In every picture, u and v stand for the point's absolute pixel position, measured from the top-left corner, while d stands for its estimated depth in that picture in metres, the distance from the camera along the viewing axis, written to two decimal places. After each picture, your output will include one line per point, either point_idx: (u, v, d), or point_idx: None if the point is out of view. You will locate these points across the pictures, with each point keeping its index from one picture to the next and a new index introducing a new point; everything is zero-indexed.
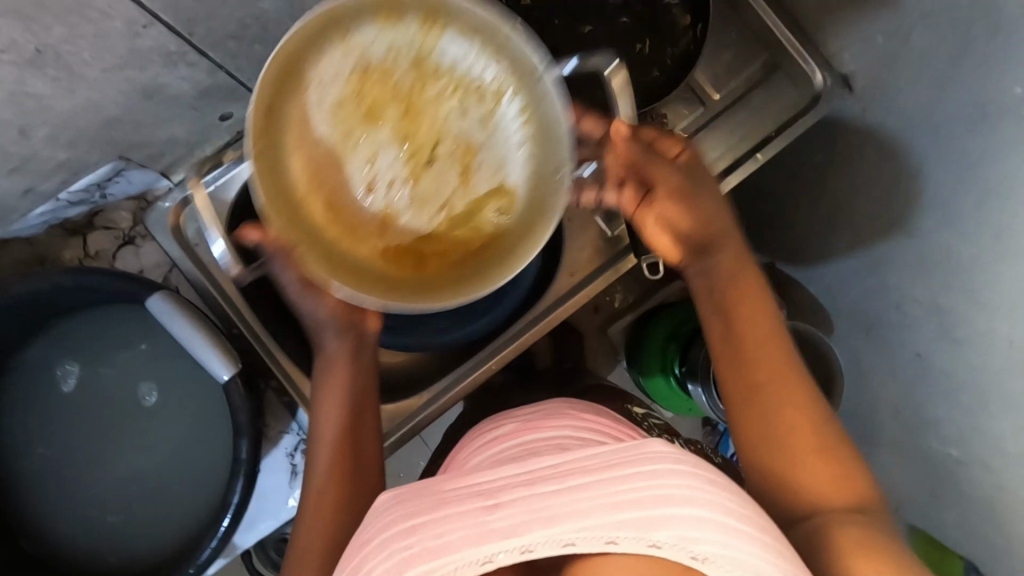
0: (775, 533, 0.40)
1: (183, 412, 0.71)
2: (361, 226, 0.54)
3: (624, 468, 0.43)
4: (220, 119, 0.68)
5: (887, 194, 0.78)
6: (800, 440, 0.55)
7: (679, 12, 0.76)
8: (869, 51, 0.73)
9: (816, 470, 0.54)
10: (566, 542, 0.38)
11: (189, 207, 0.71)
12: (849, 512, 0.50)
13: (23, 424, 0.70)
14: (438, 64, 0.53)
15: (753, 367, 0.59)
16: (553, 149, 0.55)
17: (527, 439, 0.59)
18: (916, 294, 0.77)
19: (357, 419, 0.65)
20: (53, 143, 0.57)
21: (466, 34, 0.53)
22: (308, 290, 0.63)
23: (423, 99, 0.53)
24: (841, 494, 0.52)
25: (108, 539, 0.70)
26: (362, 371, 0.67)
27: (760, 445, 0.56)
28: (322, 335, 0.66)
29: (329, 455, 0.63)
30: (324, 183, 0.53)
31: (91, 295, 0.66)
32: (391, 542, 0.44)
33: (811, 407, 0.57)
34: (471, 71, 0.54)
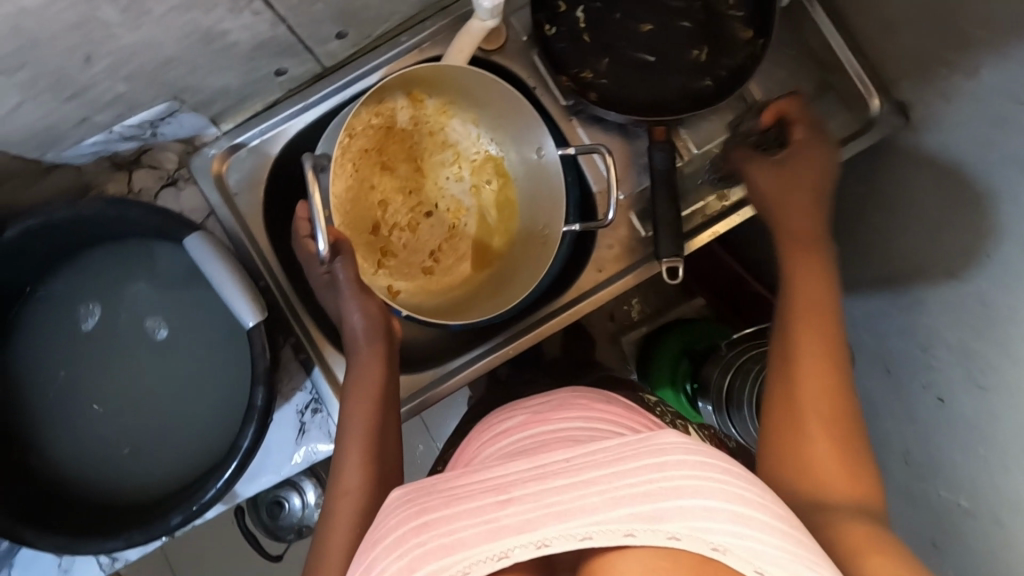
0: (796, 528, 0.41)
1: (202, 353, 0.73)
2: (377, 247, 0.78)
3: (635, 460, 0.42)
4: (275, 74, 0.71)
5: (929, 230, 0.76)
6: (817, 419, 0.57)
7: (741, 26, 0.76)
8: (930, 82, 0.72)
9: (823, 453, 0.55)
10: (582, 536, 0.38)
11: (234, 155, 0.74)
12: (856, 511, 0.49)
13: (45, 344, 0.72)
14: (448, 138, 0.79)
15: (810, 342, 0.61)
16: (531, 218, 0.78)
17: (535, 430, 0.58)
18: (946, 336, 0.75)
19: (383, 419, 0.67)
20: (112, 75, 0.57)
21: (469, 127, 0.78)
22: (360, 292, 0.69)
23: (433, 166, 0.79)
24: (849, 496, 0.51)
25: (111, 470, 0.71)
26: (391, 376, 0.70)
27: (780, 414, 0.59)
28: (356, 338, 0.69)
29: (356, 455, 0.64)
30: (350, 211, 0.75)
31: (125, 226, 0.67)
32: (400, 540, 0.43)
33: (846, 408, 0.57)
34: (468, 154, 0.80)
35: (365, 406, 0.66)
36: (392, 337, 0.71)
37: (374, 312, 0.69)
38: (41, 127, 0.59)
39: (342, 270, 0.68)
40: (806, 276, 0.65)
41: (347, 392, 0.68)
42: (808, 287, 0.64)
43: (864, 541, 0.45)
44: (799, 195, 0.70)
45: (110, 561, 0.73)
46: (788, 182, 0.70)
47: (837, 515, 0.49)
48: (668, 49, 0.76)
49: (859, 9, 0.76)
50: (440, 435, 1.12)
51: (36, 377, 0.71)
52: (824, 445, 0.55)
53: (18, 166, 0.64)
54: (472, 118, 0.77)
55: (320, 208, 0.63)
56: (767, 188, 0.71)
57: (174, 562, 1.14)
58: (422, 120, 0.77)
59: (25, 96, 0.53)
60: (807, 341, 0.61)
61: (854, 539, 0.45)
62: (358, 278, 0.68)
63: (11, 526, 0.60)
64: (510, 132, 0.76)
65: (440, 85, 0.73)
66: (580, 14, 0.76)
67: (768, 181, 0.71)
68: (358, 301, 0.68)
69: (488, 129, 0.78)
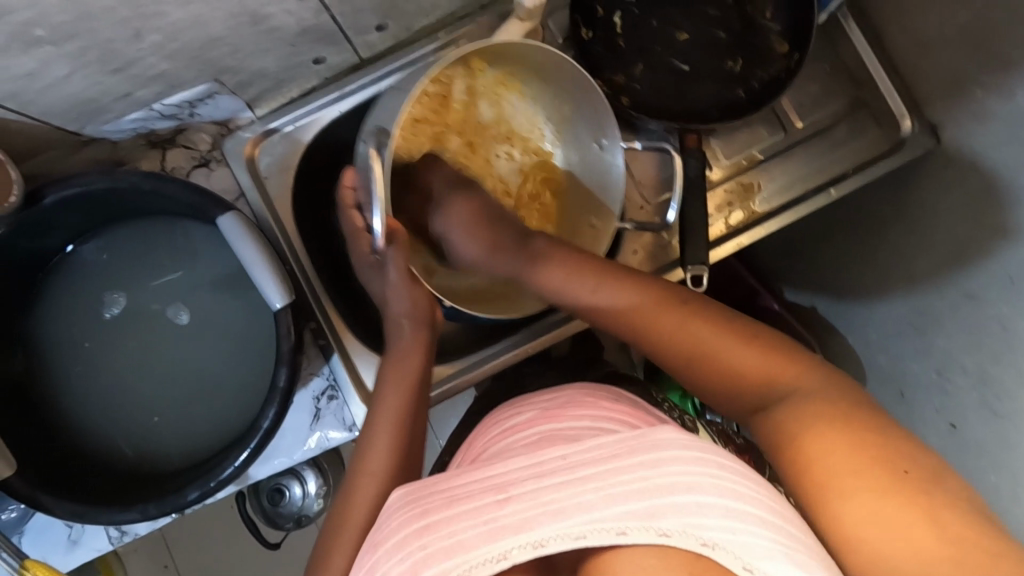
0: (790, 525, 0.41)
1: (224, 332, 0.74)
2: None
3: (630, 458, 0.43)
4: (313, 62, 0.72)
5: (950, 252, 0.76)
6: (716, 334, 0.53)
7: (776, 39, 0.76)
8: (964, 104, 0.72)
9: (746, 360, 0.52)
10: (577, 536, 0.39)
11: (268, 140, 0.75)
12: (806, 399, 0.48)
13: (72, 312, 0.73)
14: (506, 115, 0.80)
15: (685, 344, 0.54)
16: (584, 208, 0.79)
17: (549, 426, 0.57)
18: (963, 361, 0.75)
19: (416, 408, 0.67)
20: (159, 51, 0.58)
21: (527, 105, 0.80)
22: (410, 282, 0.69)
23: (484, 143, 0.81)
24: (795, 385, 0.49)
25: (134, 440, 0.73)
26: (428, 367, 0.70)
27: (721, 386, 0.53)
28: (402, 327, 0.70)
29: (387, 438, 0.65)
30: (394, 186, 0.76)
31: (157, 200, 0.68)
32: (404, 542, 0.43)
33: (746, 331, 0.53)
34: (522, 132, 0.81)
35: (400, 395, 0.67)
36: (436, 328, 0.71)
37: (421, 302, 0.70)
38: (84, 97, 0.60)
39: (392, 259, 0.68)
40: (569, 284, 0.62)
41: (384, 379, 0.68)
42: (593, 286, 0.61)
43: (852, 470, 0.42)
44: (495, 235, 0.69)
45: (118, 536, 0.73)
46: (480, 224, 0.70)
47: (798, 415, 0.47)
48: (702, 59, 0.77)
49: (895, 29, 0.76)
50: (444, 433, 1.12)
51: (60, 347, 0.73)
52: (742, 350, 0.52)
53: (59, 136, 0.66)
54: (532, 96, 0.79)
55: (380, 181, 0.62)
56: (482, 255, 0.69)
57: (171, 542, 1.14)
58: (481, 91, 0.78)
59: (74, 66, 0.55)
60: (631, 313, 0.57)
61: (844, 465, 0.42)
62: (408, 268, 0.69)
63: (30, 492, 0.61)
64: (571, 119, 0.78)
65: (506, 59, 0.73)
66: (616, 19, 0.76)
67: (475, 243, 0.69)
68: (408, 289, 0.69)
69: (547, 111, 0.79)
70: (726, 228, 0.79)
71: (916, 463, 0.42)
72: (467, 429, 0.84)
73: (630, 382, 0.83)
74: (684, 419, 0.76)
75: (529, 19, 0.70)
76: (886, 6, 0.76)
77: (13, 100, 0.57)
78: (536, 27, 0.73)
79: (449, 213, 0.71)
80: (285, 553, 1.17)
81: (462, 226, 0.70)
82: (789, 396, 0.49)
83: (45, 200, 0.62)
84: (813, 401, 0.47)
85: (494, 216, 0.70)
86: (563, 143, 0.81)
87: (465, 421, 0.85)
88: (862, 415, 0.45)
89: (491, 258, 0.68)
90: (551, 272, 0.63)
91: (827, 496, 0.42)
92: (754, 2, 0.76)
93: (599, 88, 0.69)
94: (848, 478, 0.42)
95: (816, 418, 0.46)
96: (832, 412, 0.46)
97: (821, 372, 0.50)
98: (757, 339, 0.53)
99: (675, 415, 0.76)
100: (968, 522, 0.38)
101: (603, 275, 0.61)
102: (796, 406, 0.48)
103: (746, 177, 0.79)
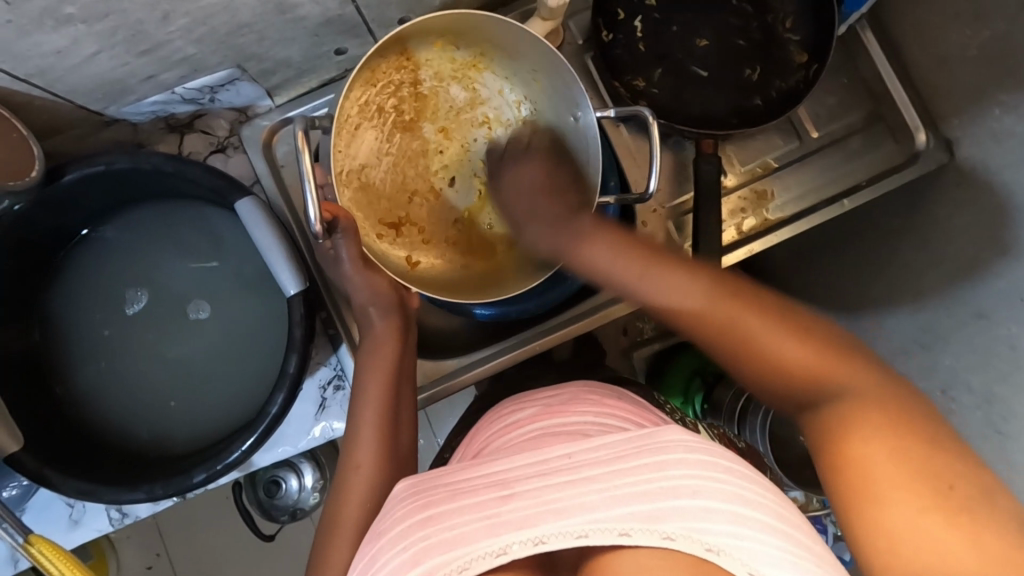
0: (793, 531, 0.40)
1: (234, 319, 0.76)
2: (394, 211, 0.78)
3: (635, 459, 0.43)
4: (335, 53, 0.72)
5: (959, 268, 0.76)
6: (755, 321, 0.49)
7: (796, 49, 0.77)
8: (982, 121, 0.72)
9: (793, 354, 0.48)
10: (578, 535, 0.38)
11: (285, 129, 0.76)
12: (858, 399, 0.45)
13: (91, 288, 0.75)
14: (478, 100, 0.79)
15: (740, 340, 0.49)
16: None
17: (550, 421, 0.57)
18: (969, 378, 0.75)
19: (396, 396, 0.67)
20: (186, 34, 0.58)
21: (499, 85, 0.78)
22: (364, 269, 0.70)
23: (460, 130, 0.79)
24: (849, 381, 0.46)
25: (139, 421, 0.74)
26: (406, 354, 0.70)
27: (770, 381, 0.49)
28: (369, 314, 0.71)
29: (371, 437, 0.64)
30: (368, 172, 0.76)
31: (175, 182, 0.68)
32: (405, 533, 0.43)
33: (800, 323, 0.49)
34: (497, 116, 0.79)
35: (381, 380, 0.67)
36: (406, 311, 0.72)
37: (381, 287, 0.71)
38: (109, 78, 0.61)
39: (343, 247, 0.68)
40: (617, 263, 0.54)
41: (361, 369, 0.68)
42: (652, 276, 0.53)
43: (898, 483, 0.41)
44: (550, 202, 0.62)
45: (119, 518, 0.73)
46: (547, 189, 0.63)
47: (851, 418, 0.45)
48: (721, 66, 0.78)
49: (915, 45, 0.76)
50: (442, 431, 1.12)
51: (76, 326, 0.74)
52: (788, 344, 0.48)
53: (82, 115, 0.67)
54: (505, 75, 0.77)
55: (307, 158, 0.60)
56: (529, 223, 0.62)
57: (165, 529, 1.14)
58: (448, 72, 0.76)
59: (102, 46, 0.55)
60: (671, 284, 0.52)
61: (890, 473, 0.42)
62: (362, 254, 0.69)
63: (38, 467, 0.61)
64: (546, 94, 0.75)
65: (468, 35, 0.72)
66: (638, 22, 0.77)
67: (537, 203, 0.63)
68: (363, 276, 0.70)
69: (518, 89, 0.77)
70: (738, 234, 0.79)
71: (966, 480, 0.40)
72: (468, 426, 0.84)
73: (634, 385, 0.83)
74: (687, 423, 0.76)
75: (551, 20, 0.71)
76: (906, 21, 0.76)
77: (39, 77, 0.57)
78: (558, 27, 0.74)
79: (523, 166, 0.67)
80: (277, 545, 1.16)
81: (532, 181, 0.65)
82: (840, 398, 0.46)
83: (65, 177, 0.63)
84: (870, 408, 0.44)
85: (559, 182, 0.64)
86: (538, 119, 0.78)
87: (467, 418, 0.85)
88: (920, 416, 0.44)
89: (540, 225, 0.61)
90: (595, 250, 0.56)
91: (877, 502, 0.41)
92: (775, 13, 0.77)
93: (557, 53, 0.67)
94: (894, 490, 0.41)
95: (875, 421, 0.44)
96: (885, 412, 0.44)
97: (879, 370, 0.46)
98: (813, 335, 0.48)
99: (677, 419, 0.75)
100: (1010, 544, 0.38)
101: (645, 258, 0.54)
102: (854, 410, 0.45)
103: (759, 185, 0.80)
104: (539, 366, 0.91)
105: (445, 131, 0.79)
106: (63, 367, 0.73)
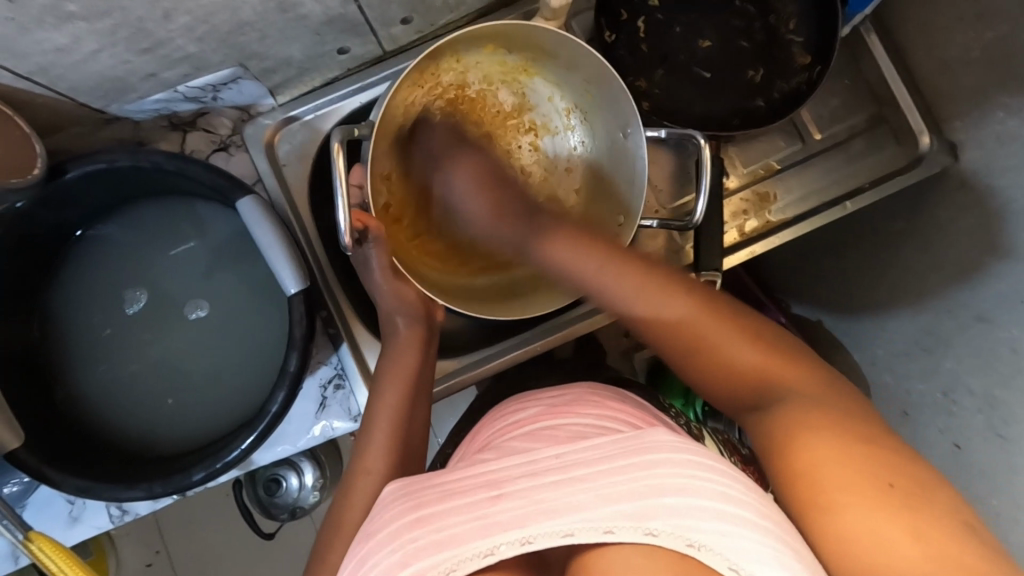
0: (781, 525, 0.40)
1: (235, 318, 0.76)
2: (426, 220, 0.76)
3: (624, 459, 0.43)
4: (337, 52, 0.72)
5: (960, 271, 0.76)
6: (717, 326, 0.52)
7: (799, 51, 0.77)
8: (985, 122, 0.72)
9: (745, 357, 0.51)
10: (566, 533, 0.39)
11: (287, 128, 0.76)
12: (800, 401, 0.47)
13: (92, 285, 0.75)
14: (526, 104, 0.79)
15: (700, 348, 0.53)
16: (610, 193, 0.77)
17: (550, 422, 0.57)
18: (970, 382, 0.74)
19: (413, 403, 0.67)
20: (188, 33, 0.58)
21: (550, 92, 0.78)
22: (394, 278, 0.70)
23: (504, 136, 0.79)
24: (793, 387, 0.49)
25: (139, 419, 0.74)
26: (427, 363, 0.70)
27: (724, 385, 0.52)
28: (395, 322, 0.71)
29: (382, 437, 0.64)
30: (403, 181, 0.73)
31: (177, 180, 0.68)
32: (396, 534, 0.43)
33: (757, 335, 0.52)
34: (545, 122, 0.80)
35: (399, 387, 0.67)
36: (433, 323, 0.72)
37: (409, 297, 0.71)
38: (111, 76, 0.61)
39: (374, 254, 0.69)
40: (584, 263, 0.55)
41: (380, 375, 0.68)
42: (615, 269, 0.55)
43: (844, 485, 0.41)
44: (503, 199, 0.59)
45: (119, 515, 0.73)
46: (489, 185, 0.61)
47: (791, 420, 0.46)
48: (723, 67, 0.78)
49: (918, 47, 0.76)
50: (442, 430, 1.12)
51: (77, 323, 0.74)
52: (744, 348, 0.52)
53: (84, 113, 0.67)
54: (554, 83, 0.77)
55: (342, 173, 0.61)
56: (488, 218, 0.59)
57: (165, 526, 1.14)
58: (496, 75, 0.76)
59: (104, 43, 0.55)
60: (649, 289, 0.54)
61: (836, 473, 0.41)
62: (392, 263, 0.70)
63: (38, 465, 0.61)
64: (595, 106, 0.76)
65: (520, 43, 0.73)
66: (640, 23, 0.77)
67: (481, 203, 0.60)
68: (393, 286, 0.70)
69: (568, 98, 0.78)
70: (740, 235, 0.79)
71: (907, 479, 0.40)
72: (468, 426, 0.84)
73: (634, 386, 0.83)
74: (687, 424, 0.76)
75: (554, 20, 0.71)
76: (909, 23, 0.76)
77: (42, 74, 0.57)
78: (560, 28, 0.74)
79: (461, 171, 0.62)
80: (277, 543, 1.16)
81: (469, 185, 0.61)
82: (784, 399, 0.48)
83: (67, 174, 0.63)
84: (811, 408, 0.46)
85: (500, 177, 0.62)
86: (585, 129, 0.79)
87: (467, 418, 0.85)
88: (865, 423, 0.45)
89: (496, 220, 0.59)
90: (556, 248, 0.56)
91: (822, 501, 0.41)
92: (778, 14, 0.77)
93: (607, 65, 0.67)
94: (841, 491, 0.41)
95: (813, 423, 0.45)
96: (829, 413, 0.45)
97: (824, 379, 0.49)
98: (767, 343, 0.52)
99: (677, 419, 0.75)
100: (958, 543, 0.37)
101: (630, 263, 0.55)
102: (794, 410, 0.47)
103: (762, 186, 0.80)
104: (539, 366, 0.91)
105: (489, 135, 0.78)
106: (63, 363, 0.74)
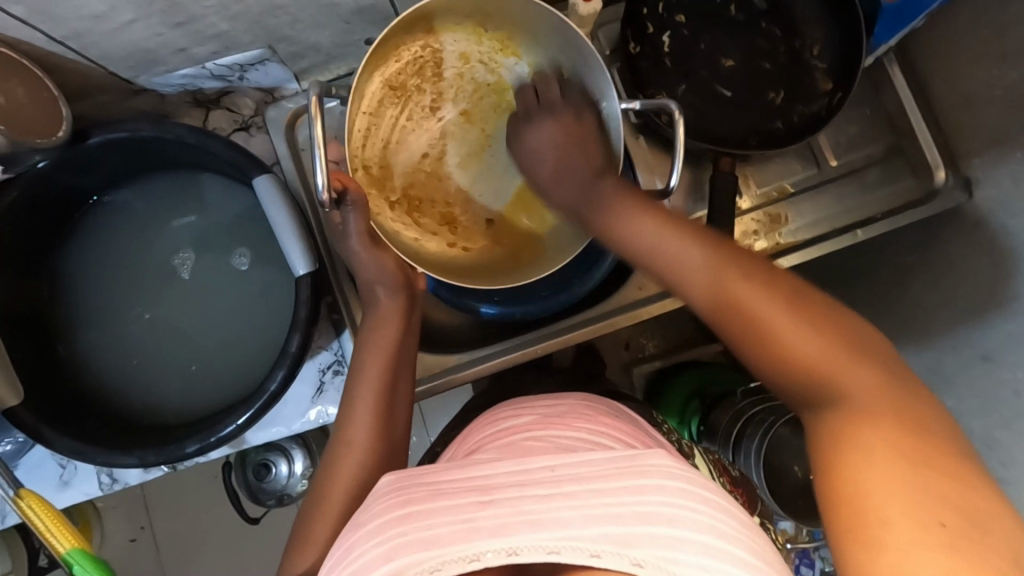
0: (770, 565, 0.41)
1: (239, 294, 0.77)
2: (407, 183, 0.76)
3: (617, 480, 0.43)
4: (364, 43, 0.74)
5: (967, 309, 0.76)
6: (756, 296, 0.49)
7: (821, 76, 0.77)
8: (1003, 163, 0.72)
9: (806, 350, 0.47)
10: (550, 550, 0.37)
11: (309, 112, 0.76)
12: (853, 413, 0.44)
13: (103, 250, 0.77)
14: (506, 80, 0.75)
15: (760, 338, 0.48)
16: None
17: (539, 432, 0.57)
18: (971, 422, 0.74)
19: (395, 375, 0.67)
20: (220, 11, 0.59)
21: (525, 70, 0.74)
22: (373, 247, 0.68)
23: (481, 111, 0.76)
24: (853, 387, 0.45)
25: (136, 386, 0.75)
26: (408, 334, 0.70)
27: (777, 374, 0.48)
28: (375, 292, 0.69)
29: (369, 417, 0.65)
30: (387, 139, 0.74)
31: (198, 153, 0.69)
32: (382, 528, 0.43)
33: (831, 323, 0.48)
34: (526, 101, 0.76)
35: (383, 365, 0.67)
36: (413, 291, 0.71)
37: (389, 267, 0.69)
38: (141, 48, 0.62)
39: (353, 220, 0.66)
40: (651, 233, 0.57)
41: (363, 350, 0.68)
42: (669, 234, 0.56)
43: (894, 514, 0.38)
44: (573, 160, 0.65)
45: (109, 483, 0.74)
46: (565, 145, 0.65)
47: (847, 430, 0.43)
48: (744, 88, 0.78)
49: (941, 82, 0.76)
50: (435, 429, 1.12)
51: (87, 286, 0.76)
52: (802, 336, 0.47)
53: (112, 81, 0.68)
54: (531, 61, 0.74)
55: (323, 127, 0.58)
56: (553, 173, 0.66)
57: (150, 503, 1.14)
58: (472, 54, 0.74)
59: (139, 15, 0.56)
60: (691, 254, 0.54)
61: (889, 498, 0.39)
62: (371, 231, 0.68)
63: (34, 423, 0.62)
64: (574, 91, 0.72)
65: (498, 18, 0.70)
66: (665, 37, 0.78)
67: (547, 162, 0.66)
68: (371, 253, 0.68)
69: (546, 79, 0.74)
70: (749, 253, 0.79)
71: (967, 520, 0.37)
72: (461, 424, 0.84)
73: (631, 399, 0.83)
74: (682, 446, 0.76)
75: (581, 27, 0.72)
76: (935, 57, 0.76)
77: (75, 40, 0.58)
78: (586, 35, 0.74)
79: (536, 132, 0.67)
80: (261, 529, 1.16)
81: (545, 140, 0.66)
82: (845, 402, 0.45)
83: (90, 139, 0.64)
84: (869, 420, 0.43)
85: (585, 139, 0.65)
86: None
87: (463, 416, 0.85)
88: (934, 448, 0.41)
89: (563, 183, 0.65)
90: (632, 219, 0.59)
91: (878, 534, 0.38)
92: (803, 38, 0.78)
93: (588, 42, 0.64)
94: (893, 528, 0.37)
95: (873, 441, 0.42)
96: (885, 430, 0.42)
97: (890, 381, 0.45)
98: (828, 330, 0.47)
99: (673, 439, 0.75)
100: None
101: (685, 231, 0.56)
102: (848, 418, 0.44)
103: (774, 208, 0.80)
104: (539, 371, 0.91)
105: (467, 113, 0.76)
106: (77, 322, 0.75)
